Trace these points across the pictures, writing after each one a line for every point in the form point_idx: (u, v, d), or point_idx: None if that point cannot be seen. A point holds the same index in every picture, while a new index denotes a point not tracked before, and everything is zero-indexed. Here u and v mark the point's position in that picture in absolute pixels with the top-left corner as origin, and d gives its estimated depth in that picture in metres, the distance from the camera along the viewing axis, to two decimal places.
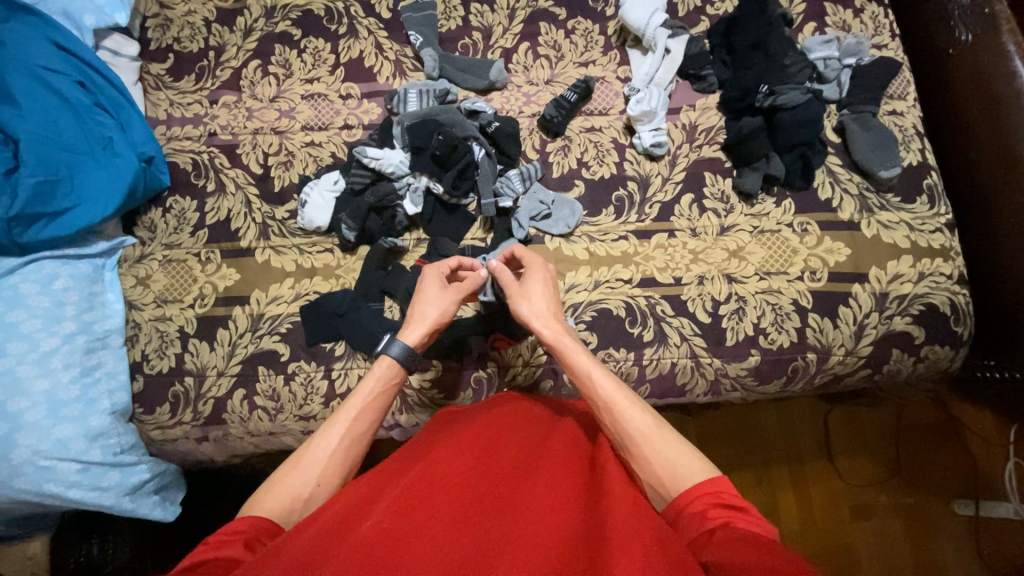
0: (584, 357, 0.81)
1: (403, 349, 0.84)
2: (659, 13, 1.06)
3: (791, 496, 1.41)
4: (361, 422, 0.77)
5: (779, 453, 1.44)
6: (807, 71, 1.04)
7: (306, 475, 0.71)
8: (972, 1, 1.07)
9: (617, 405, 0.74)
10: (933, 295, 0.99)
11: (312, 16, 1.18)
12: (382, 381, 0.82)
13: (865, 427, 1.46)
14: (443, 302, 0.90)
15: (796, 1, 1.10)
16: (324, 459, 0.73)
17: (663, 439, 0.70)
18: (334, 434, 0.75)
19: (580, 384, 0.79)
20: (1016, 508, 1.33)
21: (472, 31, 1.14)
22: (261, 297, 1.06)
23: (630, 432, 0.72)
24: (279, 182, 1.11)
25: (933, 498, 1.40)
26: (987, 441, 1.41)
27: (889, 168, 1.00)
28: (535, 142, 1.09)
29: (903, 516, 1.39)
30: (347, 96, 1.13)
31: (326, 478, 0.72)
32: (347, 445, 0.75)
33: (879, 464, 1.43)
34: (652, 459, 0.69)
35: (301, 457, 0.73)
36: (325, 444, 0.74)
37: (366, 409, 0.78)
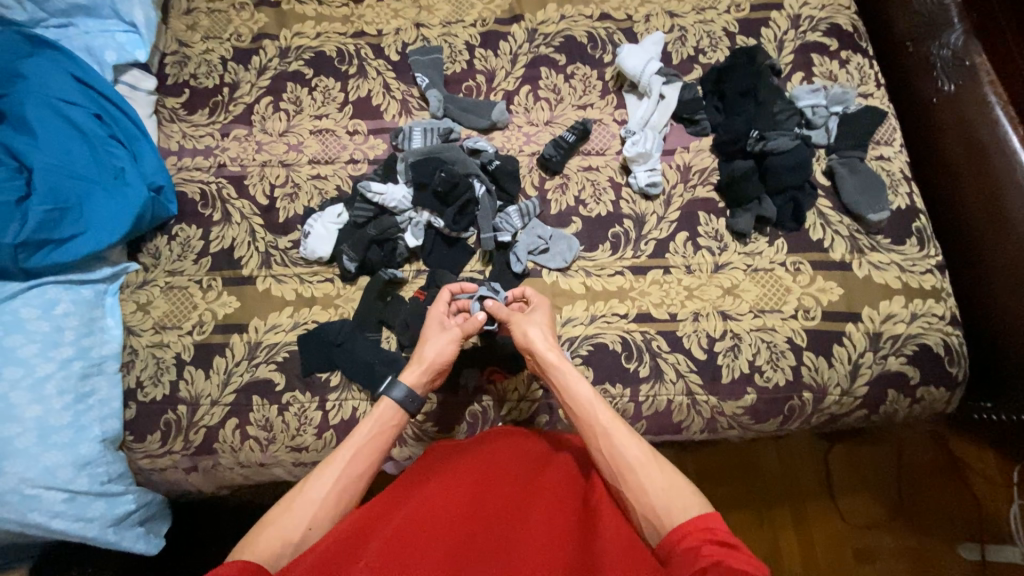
0: (582, 384, 0.82)
1: (406, 394, 0.85)
2: (654, 62, 1.12)
3: (793, 537, 1.38)
4: (358, 463, 0.77)
5: (780, 491, 1.42)
6: (796, 118, 1.09)
7: (299, 517, 0.70)
8: (953, 53, 1.13)
9: (613, 432, 0.75)
10: (926, 336, 0.99)
11: (324, 57, 1.24)
12: (381, 419, 0.82)
13: (865, 465, 1.43)
14: (440, 341, 0.91)
15: (783, 53, 1.16)
16: (317, 502, 0.72)
17: (658, 469, 0.70)
18: (330, 474, 0.74)
19: (576, 411, 0.79)
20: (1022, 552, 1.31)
21: (476, 74, 1.19)
22: (260, 325, 1.07)
23: (626, 462, 0.72)
24: (284, 214, 1.14)
25: (938, 541, 1.36)
26: (991, 481, 1.38)
27: (878, 211, 1.03)
28: (534, 180, 1.12)
29: (908, 559, 1.35)
30: (354, 132, 1.18)
31: (319, 520, 0.71)
32: (342, 486, 0.74)
33: (881, 504, 1.40)
34: (647, 490, 0.68)
35: (295, 499, 0.72)
36: (321, 484, 0.73)
37: (363, 449, 0.78)
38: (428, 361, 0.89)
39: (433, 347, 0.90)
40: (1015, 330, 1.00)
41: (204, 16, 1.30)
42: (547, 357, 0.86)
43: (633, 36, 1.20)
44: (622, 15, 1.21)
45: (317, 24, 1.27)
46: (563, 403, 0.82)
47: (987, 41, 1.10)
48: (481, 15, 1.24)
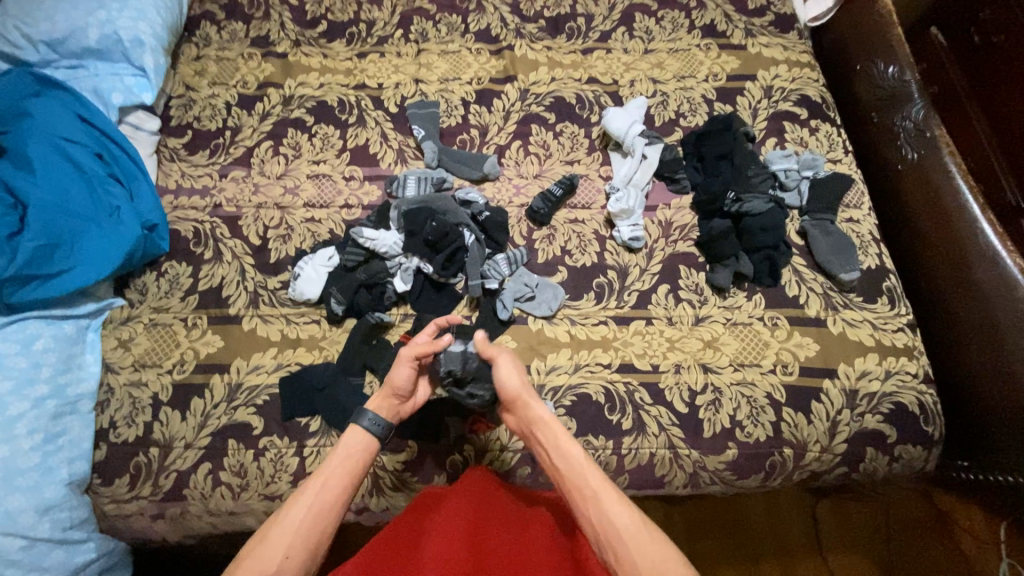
0: (573, 445, 0.82)
1: (372, 419, 0.86)
2: (637, 124, 1.18)
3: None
4: (332, 488, 0.77)
5: (770, 549, 1.40)
6: (770, 181, 1.14)
7: (274, 548, 0.69)
8: (914, 126, 1.21)
9: (602, 497, 0.74)
10: (900, 394, 1.02)
11: (325, 106, 1.29)
12: (347, 446, 0.83)
13: (855, 521, 1.44)
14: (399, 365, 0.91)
15: (759, 120, 1.24)
16: (292, 530, 0.71)
17: (647, 537, 0.69)
18: (304, 502, 0.74)
19: (567, 473, 0.79)
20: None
21: (470, 128, 1.26)
22: (242, 366, 1.06)
23: (614, 530, 0.70)
24: (275, 254, 1.15)
25: None
26: (978, 539, 1.35)
27: (850, 270, 1.07)
28: (523, 230, 1.16)
29: None
30: (350, 178, 1.21)
31: (296, 548, 0.70)
32: (316, 513, 0.74)
33: (871, 563, 1.39)
34: (636, 561, 0.67)
35: (270, 529, 0.71)
36: (295, 512, 0.73)
37: (336, 476, 0.79)
38: (389, 387, 0.90)
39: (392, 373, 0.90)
40: (984, 389, 1.04)
41: (213, 63, 1.36)
42: (535, 414, 0.87)
43: (619, 99, 1.28)
44: (609, 80, 1.30)
45: (321, 75, 1.33)
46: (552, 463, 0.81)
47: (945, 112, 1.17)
48: (477, 74, 1.31)
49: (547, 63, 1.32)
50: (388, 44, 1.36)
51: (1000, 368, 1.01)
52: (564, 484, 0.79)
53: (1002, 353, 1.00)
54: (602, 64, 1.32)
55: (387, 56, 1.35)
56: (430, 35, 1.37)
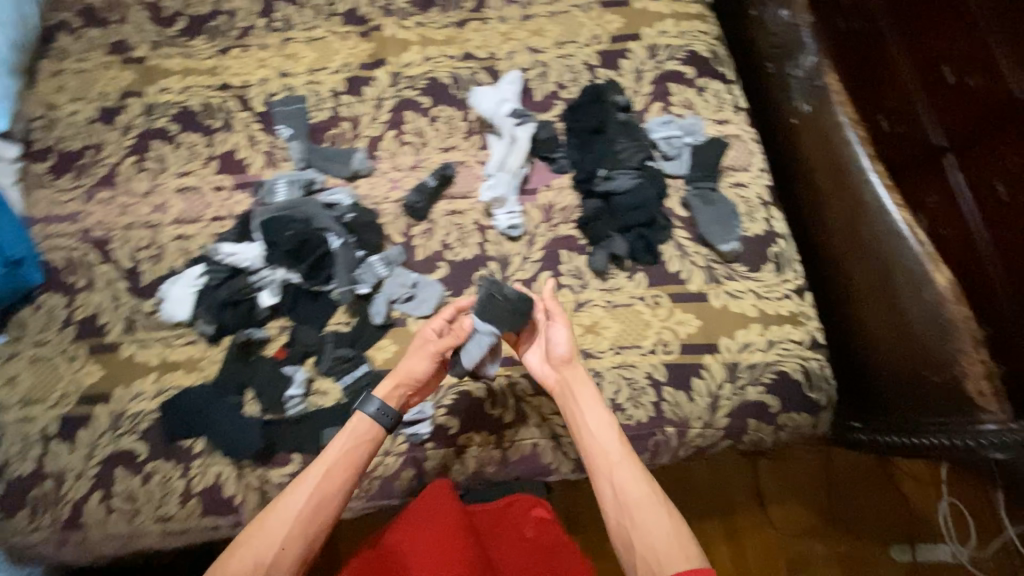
0: (599, 413, 0.89)
1: (379, 407, 0.88)
2: (506, 104, 1.12)
3: (724, 550, 1.45)
4: (333, 478, 0.83)
5: (714, 507, 1.48)
6: (641, 154, 1.08)
7: (274, 536, 0.78)
8: (806, 75, 1.12)
9: (625, 468, 0.84)
10: (782, 363, 1.00)
11: (190, 113, 1.23)
12: (355, 434, 0.87)
13: (795, 475, 1.52)
14: (418, 357, 0.93)
15: (643, 83, 1.17)
16: (290, 520, 0.79)
17: (660, 507, 0.80)
18: (302, 492, 0.81)
19: (591, 440, 0.87)
20: (951, 550, 1.42)
21: (341, 122, 1.19)
22: (124, 393, 1.04)
23: (632, 498, 0.81)
24: (148, 276, 1.10)
25: (872, 544, 1.45)
26: (921, 482, 1.50)
27: (729, 242, 1.04)
28: (400, 227, 1.09)
29: (839, 562, 1.44)
30: (218, 188, 1.15)
31: (292, 540, 0.78)
32: (315, 503, 0.81)
33: (810, 511, 1.49)
34: (649, 527, 0.78)
35: (270, 516, 0.80)
36: (293, 502, 0.80)
37: (337, 463, 0.84)
38: (404, 377, 0.91)
39: (407, 364, 0.92)
40: (885, 347, 1.01)
41: (72, 77, 1.28)
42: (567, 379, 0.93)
43: (496, 75, 1.20)
44: (485, 54, 1.22)
45: (184, 79, 1.26)
46: (576, 425, 0.90)
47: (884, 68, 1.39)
48: (345, 61, 1.23)
49: (418, 42, 1.24)
50: (251, 36, 1.28)
51: (899, 327, 0.98)
52: (586, 446, 0.88)
53: (905, 315, 0.96)
54: (477, 37, 1.23)
55: (251, 51, 1.27)
56: (295, 23, 1.28)
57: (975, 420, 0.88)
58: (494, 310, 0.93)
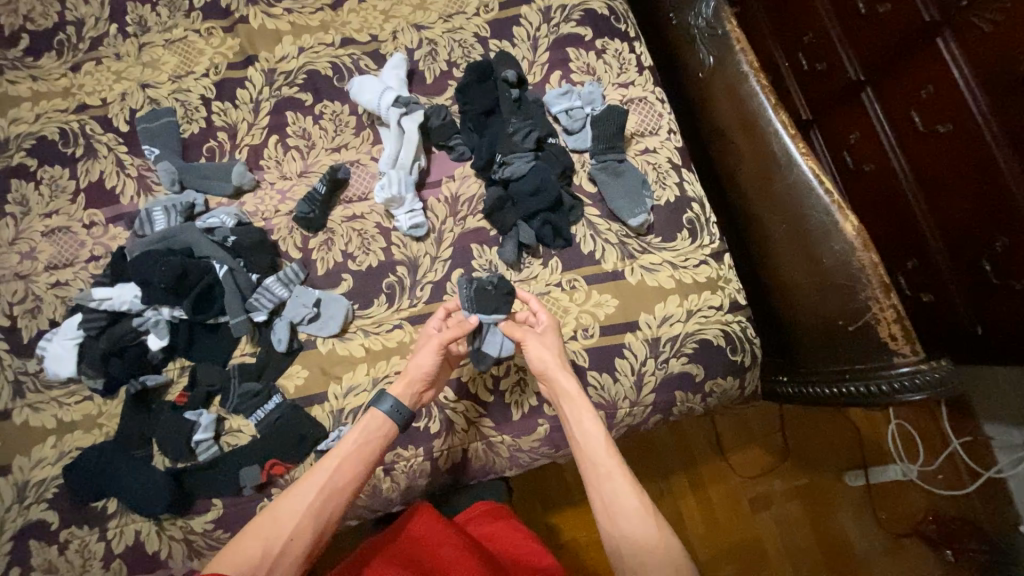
0: (592, 422, 0.86)
1: (392, 406, 0.88)
2: (390, 91, 1.02)
3: (692, 501, 1.46)
4: (344, 471, 0.83)
5: (675, 464, 1.49)
6: (536, 132, 1.01)
7: (282, 528, 0.78)
8: (706, 23, 1.06)
9: (616, 478, 0.82)
10: (703, 331, 0.99)
11: (46, 143, 1.08)
12: (366, 430, 0.87)
13: (751, 420, 1.53)
14: (423, 354, 0.91)
15: (540, 51, 1.09)
16: (301, 512, 0.80)
17: (648, 517, 0.78)
18: (315, 482, 0.82)
19: (584, 450, 0.85)
20: (900, 469, 1.45)
21: (217, 132, 1.07)
22: (24, 463, 0.94)
23: (620, 509, 0.80)
24: (28, 333, 0.99)
25: (828, 475, 1.48)
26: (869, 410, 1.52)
27: (638, 215, 0.99)
28: (296, 241, 1.02)
29: (799, 497, 1.47)
30: (91, 224, 1.04)
31: (300, 532, 0.79)
32: (325, 496, 0.82)
33: (768, 454, 1.50)
34: (638, 540, 0.77)
35: (278, 508, 0.80)
36: (304, 495, 0.81)
37: (351, 457, 0.85)
38: (413, 374, 0.90)
39: (415, 361, 0.90)
40: (803, 299, 0.99)
41: None
42: (563, 386, 0.88)
43: (381, 59, 1.09)
44: (366, 37, 1.10)
45: (33, 104, 1.10)
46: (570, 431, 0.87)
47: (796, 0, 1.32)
48: (213, 62, 1.11)
49: (290, 31, 1.11)
50: (104, 46, 1.12)
51: (814, 277, 0.95)
52: (580, 454, 0.86)
53: (821, 267, 0.93)
54: (356, 18, 1.11)
55: (105, 62, 1.12)
56: (150, 23, 1.13)
57: (890, 364, 0.90)
58: (490, 298, 0.94)
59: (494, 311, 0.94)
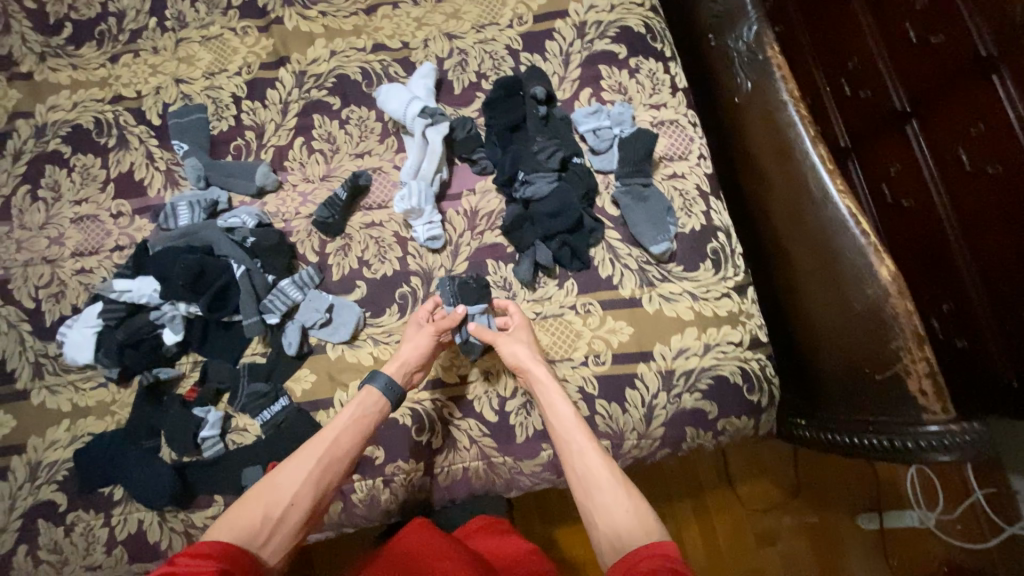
0: (565, 405, 0.85)
1: (386, 382, 0.88)
2: (417, 101, 1.01)
3: (695, 529, 1.42)
4: (343, 441, 0.83)
5: (681, 489, 1.45)
6: (562, 151, 0.99)
7: (284, 493, 0.77)
8: (746, 49, 1.01)
9: (591, 455, 0.80)
10: (720, 367, 0.96)
11: (82, 131, 1.11)
12: (362, 407, 0.86)
13: (763, 451, 1.48)
14: (417, 340, 0.92)
15: (571, 67, 1.07)
16: (302, 478, 0.78)
17: (620, 487, 0.76)
18: (314, 451, 0.80)
19: (557, 431, 0.84)
20: (918, 515, 1.39)
21: (245, 131, 1.08)
22: (38, 443, 0.97)
23: (595, 483, 0.77)
24: (51, 316, 1.02)
25: (840, 515, 1.43)
26: None
27: (660, 242, 0.96)
28: (314, 245, 1.02)
29: (808, 535, 1.41)
30: (118, 214, 1.06)
31: (301, 497, 0.77)
32: (325, 464, 0.80)
33: (778, 487, 1.45)
34: (611, 511, 0.74)
35: (279, 473, 0.79)
36: (303, 461, 0.80)
37: (344, 431, 0.83)
38: (409, 356, 0.90)
39: (409, 345, 0.91)
40: (828, 341, 0.95)
41: None
42: (539, 376, 0.88)
43: (411, 66, 1.09)
44: (397, 43, 1.10)
45: (73, 92, 1.13)
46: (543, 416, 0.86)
47: (840, 23, 1.26)
48: (245, 61, 1.12)
49: (323, 33, 1.12)
50: (143, 39, 1.14)
51: (843, 321, 0.91)
52: (554, 437, 0.84)
53: (856, 311, 0.89)
54: (389, 25, 1.11)
55: (143, 55, 1.14)
56: (188, 19, 1.15)
57: (918, 421, 0.86)
58: (473, 291, 0.97)
59: (478, 302, 0.97)
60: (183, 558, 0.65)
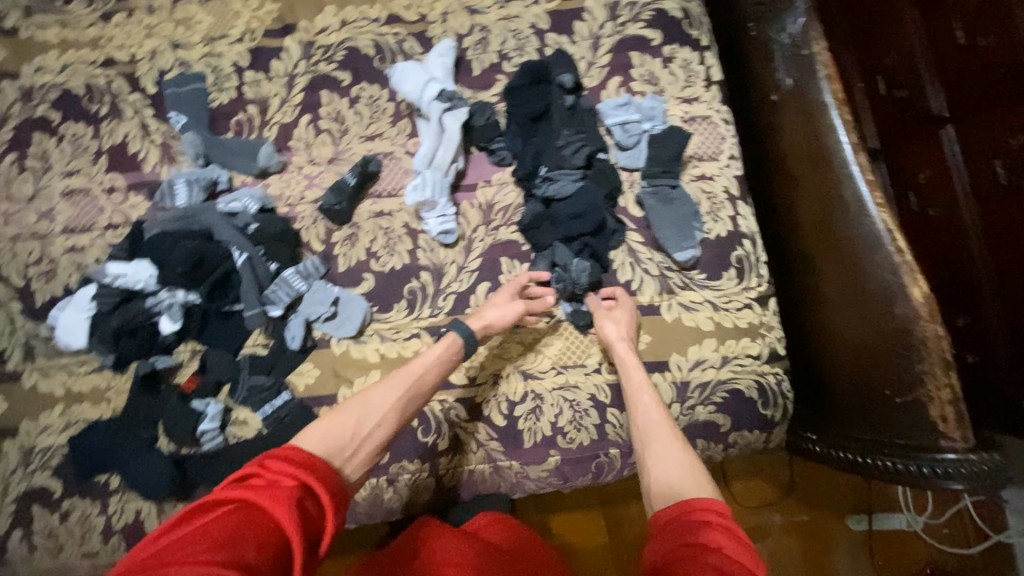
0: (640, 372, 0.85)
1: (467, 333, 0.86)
2: (435, 83, 0.95)
3: None
4: (429, 376, 0.80)
5: None
6: (590, 147, 0.94)
7: (371, 413, 0.72)
8: (791, 40, 0.92)
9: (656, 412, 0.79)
10: (737, 380, 0.93)
11: (71, 96, 1.03)
12: (446, 349, 0.84)
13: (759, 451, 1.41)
14: (505, 307, 0.89)
15: (601, 52, 0.99)
16: (387, 405, 0.74)
17: (676, 442, 0.74)
18: (401, 381, 0.77)
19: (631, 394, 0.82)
20: (907, 519, 1.35)
21: (247, 105, 1.01)
22: (30, 428, 0.94)
23: (650, 436, 0.76)
24: (41, 297, 0.97)
25: (830, 514, 1.38)
26: None
27: (685, 249, 0.93)
28: (320, 232, 0.97)
29: (796, 534, 1.37)
30: (111, 190, 1.00)
31: (385, 422, 0.73)
32: (409, 395, 0.77)
33: (771, 485, 1.40)
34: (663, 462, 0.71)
35: (366, 394, 0.75)
36: (391, 389, 0.76)
37: (429, 371, 0.81)
38: (493, 322, 0.88)
39: (496, 311, 0.88)
40: (847, 357, 0.91)
41: None
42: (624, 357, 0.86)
43: (427, 42, 1.01)
44: (414, 16, 1.01)
45: (60, 53, 1.04)
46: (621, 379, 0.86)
47: None
48: (248, 27, 1.03)
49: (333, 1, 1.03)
50: None
51: (865, 340, 0.87)
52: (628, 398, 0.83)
53: (885, 334, 0.84)
54: None
55: (137, 16, 1.05)
56: None
57: (935, 447, 0.84)
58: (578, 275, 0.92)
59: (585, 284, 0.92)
60: (277, 462, 0.60)
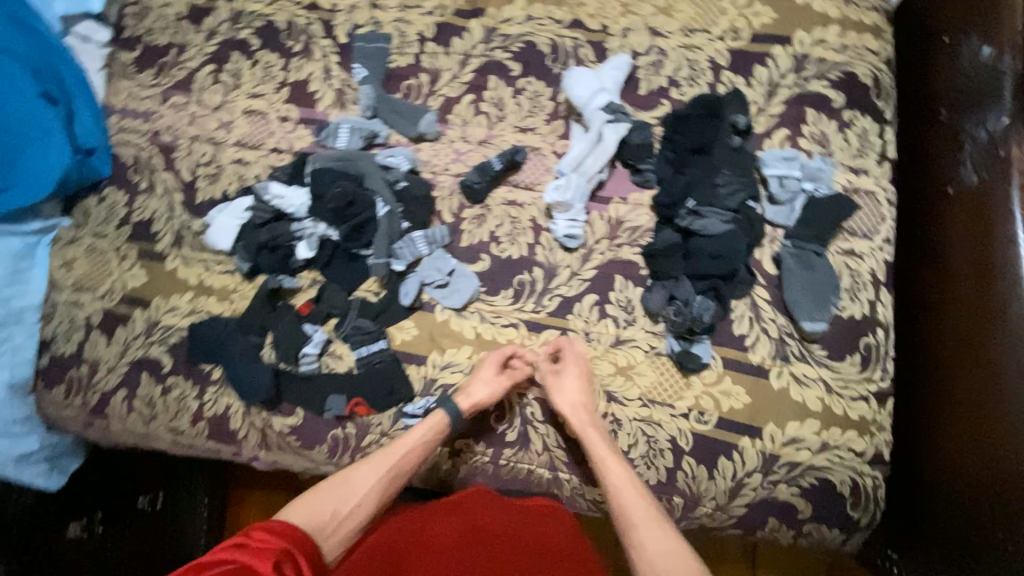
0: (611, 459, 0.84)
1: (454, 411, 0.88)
2: (603, 94, 0.98)
3: None
4: (411, 458, 0.84)
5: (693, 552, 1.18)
6: (743, 194, 0.92)
7: (353, 493, 0.78)
8: (989, 136, 0.84)
9: (628, 495, 0.79)
10: (830, 471, 0.87)
11: (273, 28, 1.14)
12: (432, 429, 0.87)
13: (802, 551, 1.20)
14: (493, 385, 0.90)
15: (774, 102, 0.97)
16: (369, 487, 0.79)
17: (656, 521, 0.76)
18: (385, 462, 0.82)
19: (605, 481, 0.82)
20: None
21: (421, 72, 1.08)
22: (160, 305, 1.05)
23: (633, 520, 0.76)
24: (201, 195, 1.09)
25: None
26: None
27: (815, 321, 0.89)
28: (453, 205, 1.02)
29: None
30: (284, 118, 1.10)
31: (367, 501, 0.79)
32: (391, 475, 0.82)
33: None
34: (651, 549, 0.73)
35: (351, 472, 0.80)
36: (374, 471, 0.81)
37: (412, 452, 0.84)
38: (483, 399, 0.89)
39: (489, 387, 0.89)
40: (959, 484, 0.80)
41: None
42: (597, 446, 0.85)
43: (602, 52, 1.03)
44: (596, 25, 1.04)
45: None
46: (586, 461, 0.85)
47: None
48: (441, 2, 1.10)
49: None
50: None
51: (987, 473, 0.76)
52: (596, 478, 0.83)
53: (1007, 473, 0.74)
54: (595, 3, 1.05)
55: None
56: None
57: None
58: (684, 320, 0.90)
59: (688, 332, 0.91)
60: (260, 530, 0.67)
